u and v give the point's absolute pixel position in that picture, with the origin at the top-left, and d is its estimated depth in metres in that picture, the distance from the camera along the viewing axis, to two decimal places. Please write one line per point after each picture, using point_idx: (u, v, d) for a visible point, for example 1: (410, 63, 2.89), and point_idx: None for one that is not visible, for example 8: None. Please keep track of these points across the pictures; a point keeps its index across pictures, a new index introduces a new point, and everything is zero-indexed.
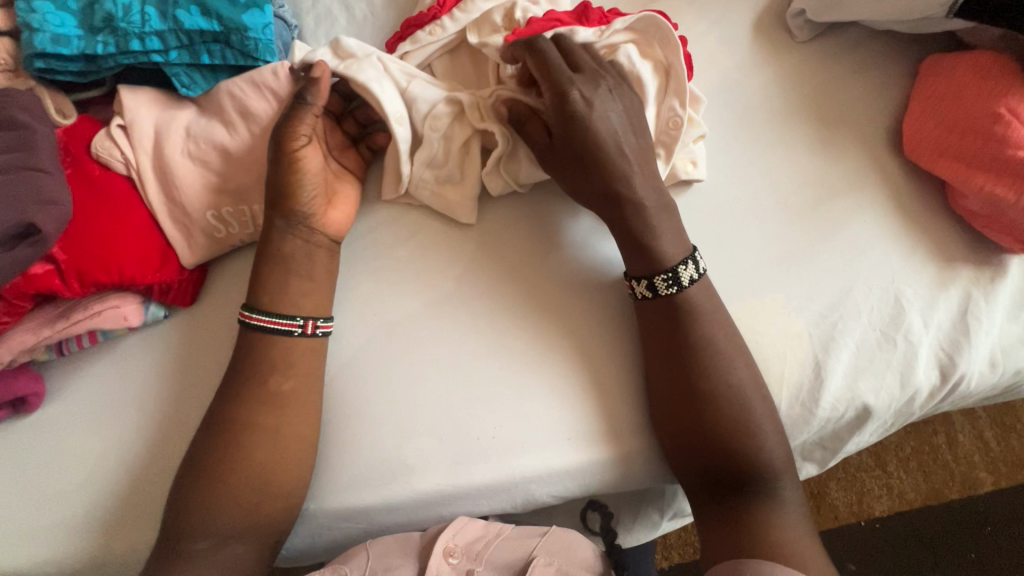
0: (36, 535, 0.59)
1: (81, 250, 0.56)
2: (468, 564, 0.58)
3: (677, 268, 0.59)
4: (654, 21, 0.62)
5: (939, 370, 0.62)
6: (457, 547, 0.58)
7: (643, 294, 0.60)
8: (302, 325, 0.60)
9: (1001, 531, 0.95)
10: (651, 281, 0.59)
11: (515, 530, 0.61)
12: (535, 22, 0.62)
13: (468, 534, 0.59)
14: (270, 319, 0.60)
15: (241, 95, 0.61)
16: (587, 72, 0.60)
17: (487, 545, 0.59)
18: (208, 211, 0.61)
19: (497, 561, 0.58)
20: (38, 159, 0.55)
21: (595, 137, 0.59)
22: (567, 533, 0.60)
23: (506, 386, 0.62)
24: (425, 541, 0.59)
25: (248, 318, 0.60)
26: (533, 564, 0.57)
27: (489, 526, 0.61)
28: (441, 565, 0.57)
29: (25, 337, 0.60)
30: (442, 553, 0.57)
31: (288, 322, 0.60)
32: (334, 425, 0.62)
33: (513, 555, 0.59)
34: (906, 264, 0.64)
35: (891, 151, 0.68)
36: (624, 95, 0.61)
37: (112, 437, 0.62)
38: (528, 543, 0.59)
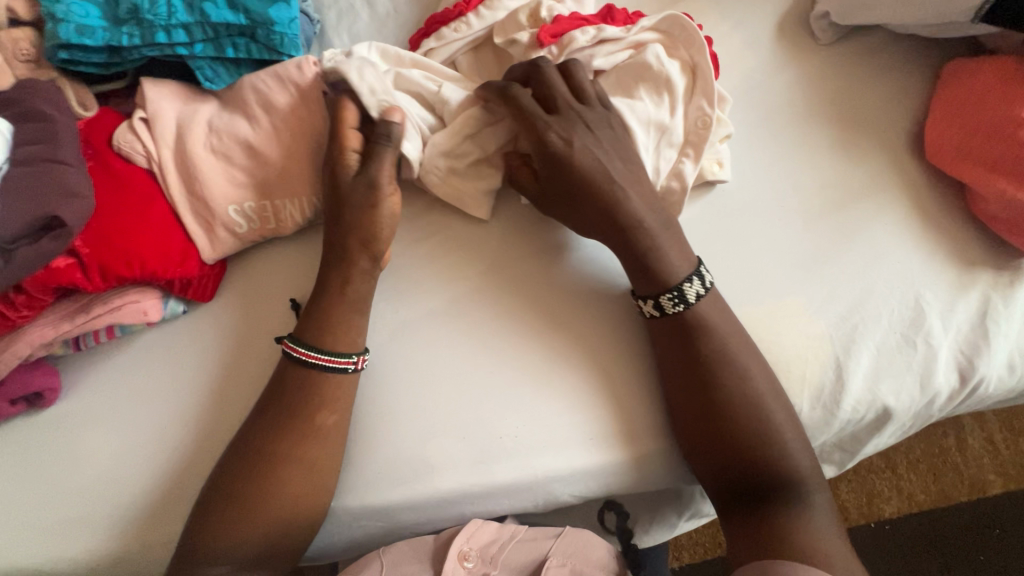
0: (53, 532, 0.59)
1: (104, 243, 0.56)
2: (483, 567, 0.58)
3: (683, 285, 0.59)
4: (678, 21, 0.62)
5: (959, 373, 0.63)
6: (472, 551, 0.58)
7: (650, 312, 0.60)
8: (356, 362, 0.59)
9: (1009, 533, 0.96)
10: (657, 300, 0.59)
11: (528, 531, 0.61)
12: (562, 21, 0.62)
13: (483, 537, 0.59)
14: (329, 358, 0.58)
15: (265, 90, 0.61)
16: (561, 108, 0.59)
17: (501, 547, 0.59)
18: (231, 206, 0.61)
19: (513, 563, 0.59)
20: (61, 151, 0.54)
21: (580, 174, 0.58)
22: (580, 535, 0.60)
23: (527, 385, 0.62)
24: (438, 544, 0.60)
25: (309, 358, 0.58)
26: (546, 565, 0.58)
27: (503, 528, 0.61)
28: (456, 570, 0.57)
29: (43, 331, 0.59)
30: (457, 557, 0.58)
31: (343, 360, 0.59)
32: (355, 424, 0.61)
33: (527, 557, 0.59)
34: (927, 267, 0.64)
35: (912, 155, 0.68)
36: (605, 129, 0.60)
37: (130, 432, 0.61)
38: (542, 544, 0.60)
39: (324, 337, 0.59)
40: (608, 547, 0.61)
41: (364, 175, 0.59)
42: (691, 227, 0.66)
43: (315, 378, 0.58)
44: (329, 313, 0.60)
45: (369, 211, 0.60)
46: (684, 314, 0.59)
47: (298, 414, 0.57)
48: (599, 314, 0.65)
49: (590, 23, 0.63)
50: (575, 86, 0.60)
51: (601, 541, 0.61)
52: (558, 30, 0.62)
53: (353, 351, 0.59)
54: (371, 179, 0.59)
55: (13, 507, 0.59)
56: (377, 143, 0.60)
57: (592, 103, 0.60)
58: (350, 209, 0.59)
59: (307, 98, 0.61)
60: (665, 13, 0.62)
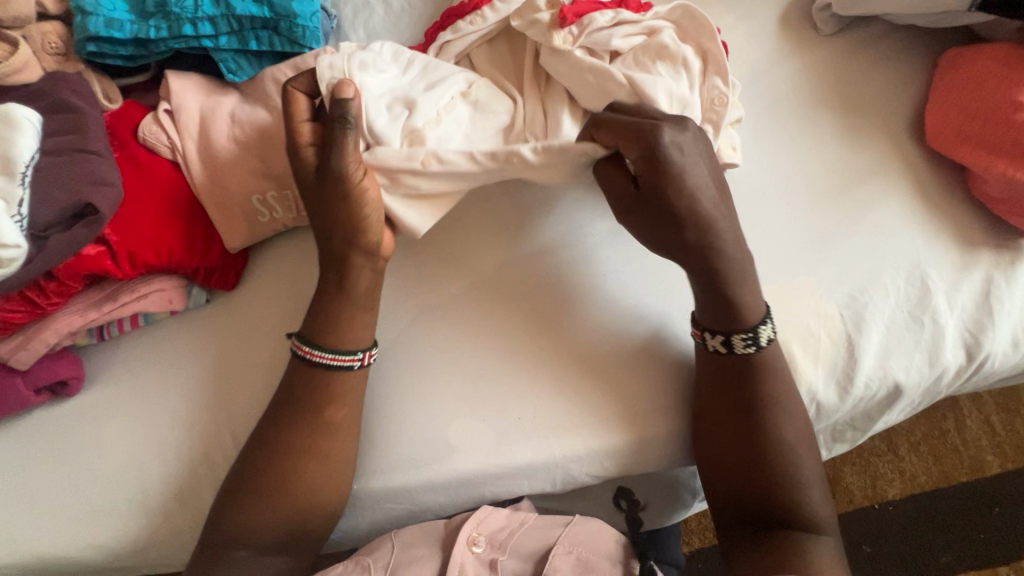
0: (79, 518, 0.59)
1: (134, 232, 0.57)
2: (492, 553, 0.57)
3: (758, 327, 0.58)
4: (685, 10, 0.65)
5: (965, 350, 0.65)
6: (481, 536, 0.57)
7: (715, 347, 0.59)
8: (362, 358, 0.59)
9: (1010, 512, 0.97)
10: (728, 338, 0.58)
11: (538, 519, 0.59)
12: (581, 2, 0.64)
13: (493, 523, 0.58)
14: (333, 356, 0.58)
15: (286, 81, 0.62)
16: (665, 118, 0.56)
17: (511, 533, 0.58)
18: (254, 194, 0.62)
19: (521, 551, 0.57)
20: (91, 142, 0.56)
21: (685, 185, 0.54)
22: (590, 523, 0.59)
23: (547, 365, 0.63)
24: (448, 530, 0.59)
25: (312, 356, 0.58)
26: (552, 552, 0.56)
27: (513, 516, 0.59)
28: (464, 554, 0.56)
29: (71, 319, 0.60)
30: (465, 542, 0.56)
31: (347, 357, 0.58)
32: (378, 408, 0.62)
33: (535, 543, 0.57)
34: (931, 247, 0.66)
35: (913, 141, 0.71)
36: (692, 140, 0.56)
37: (154, 420, 0.62)
38: (551, 532, 0.58)
39: (348, 321, 0.59)
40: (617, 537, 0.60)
41: (322, 167, 0.56)
42: None
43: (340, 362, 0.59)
44: (336, 311, 0.59)
45: (348, 206, 0.57)
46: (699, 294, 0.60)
47: (325, 406, 0.58)
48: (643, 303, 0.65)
49: (607, 7, 0.65)
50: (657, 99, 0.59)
51: (608, 529, 0.60)
52: (576, 11, 0.63)
53: (358, 348, 0.59)
54: (332, 172, 0.55)
55: (38, 494, 0.60)
56: (333, 127, 0.55)
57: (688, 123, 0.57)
58: (326, 205, 0.57)
59: None
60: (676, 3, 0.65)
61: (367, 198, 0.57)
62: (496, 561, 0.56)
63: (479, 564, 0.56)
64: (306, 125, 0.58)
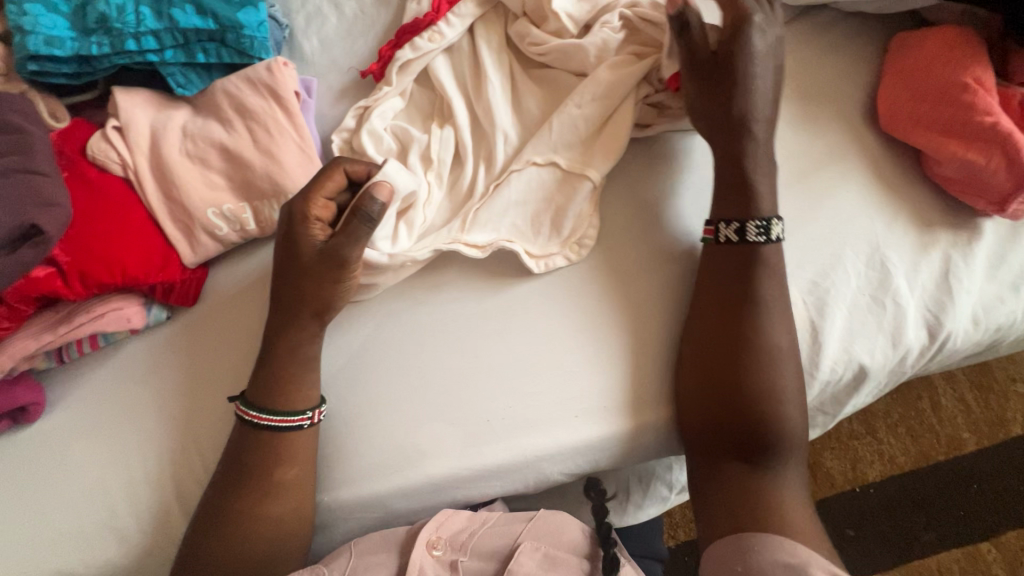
0: (45, 545, 0.58)
1: (83, 252, 0.56)
2: (452, 554, 0.57)
3: (772, 221, 0.60)
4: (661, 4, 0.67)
5: (927, 329, 0.65)
6: (441, 538, 0.57)
7: (727, 236, 0.60)
8: (311, 418, 0.58)
9: (986, 488, 0.99)
10: (742, 225, 0.60)
11: (500, 518, 0.59)
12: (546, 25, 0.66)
13: (452, 525, 0.58)
14: (281, 419, 0.57)
15: (237, 93, 0.62)
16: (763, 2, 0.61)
17: (472, 534, 0.58)
18: (210, 208, 0.61)
19: (482, 550, 0.57)
20: (35, 162, 0.55)
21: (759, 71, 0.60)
22: (554, 517, 0.59)
23: (514, 364, 0.62)
24: (408, 535, 0.58)
25: (261, 421, 0.57)
26: (518, 549, 0.56)
27: (474, 517, 0.59)
28: (424, 556, 0.56)
29: (26, 343, 0.59)
30: (424, 545, 0.56)
31: (297, 417, 0.57)
32: (344, 418, 0.62)
33: (497, 541, 0.57)
34: (890, 230, 0.67)
35: (867, 125, 0.71)
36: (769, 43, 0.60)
37: (117, 441, 0.61)
38: (514, 528, 0.58)
39: (307, 328, 0.59)
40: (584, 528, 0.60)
41: (329, 249, 0.56)
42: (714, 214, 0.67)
43: (306, 370, 0.59)
44: (280, 372, 0.58)
45: (329, 282, 0.57)
46: None
47: (288, 417, 0.57)
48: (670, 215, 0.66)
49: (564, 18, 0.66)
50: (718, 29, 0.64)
51: (576, 523, 0.60)
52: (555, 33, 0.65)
53: (308, 407, 0.58)
54: (337, 256, 0.56)
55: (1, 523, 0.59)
56: (356, 221, 0.55)
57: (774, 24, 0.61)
58: (312, 281, 0.57)
59: (279, 98, 0.62)
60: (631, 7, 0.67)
61: (352, 282, 0.58)
62: (456, 562, 0.56)
63: (440, 566, 0.56)
64: (324, 201, 0.58)
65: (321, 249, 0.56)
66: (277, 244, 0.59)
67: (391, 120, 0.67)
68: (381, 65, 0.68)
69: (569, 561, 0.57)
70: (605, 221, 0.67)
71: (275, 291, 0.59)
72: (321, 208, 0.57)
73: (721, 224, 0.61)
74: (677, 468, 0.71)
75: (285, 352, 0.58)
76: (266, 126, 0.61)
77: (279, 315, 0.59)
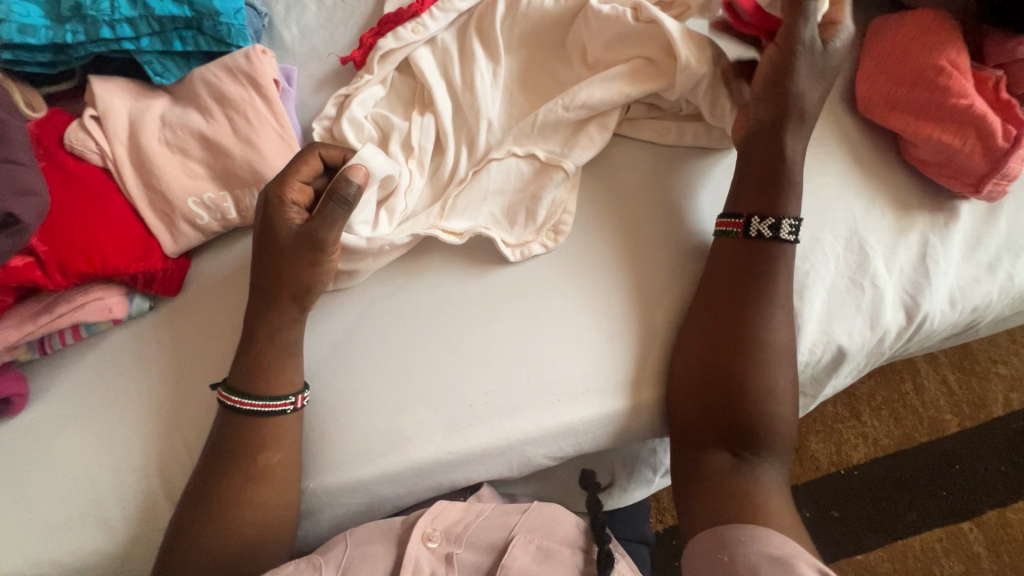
0: (31, 532, 0.59)
1: (63, 241, 0.56)
2: (447, 547, 0.57)
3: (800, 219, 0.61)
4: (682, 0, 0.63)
5: (904, 311, 0.66)
6: (436, 531, 0.57)
7: (760, 231, 0.60)
8: (294, 402, 0.58)
9: (969, 468, 1.00)
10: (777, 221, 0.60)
11: (494, 510, 0.59)
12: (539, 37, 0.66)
13: (448, 516, 0.58)
14: (263, 403, 0.57)
15: (216, 81, 0.62)
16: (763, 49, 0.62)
17: (467, 526, 0.58)
18: (191, 197, 0.60)
19: (477, 543, 0.57)
20: (11, 150, 0.54)
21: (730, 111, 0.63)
22: (549, 510, 0.59)
23: (498, 350, 0.62)
24: (405, 527, 0.58)
25: (242, 405, 0.57)
26: (512, 543, 0.56)
27: (470, 508, 0.59)
28: (419, 550, 0.55)
29: (7, 334, 0.59)
30: (420, 538, 0.56)
31: (279, 402, 0.58)
32: (328, 404, 0.62)
33: (494, 535, 0.57)
34: (868, 212, 0.68)
35: (846, 109, 0.72)
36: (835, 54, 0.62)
37: (102, 431, 0.61)
38: (509, 520, 0.58)
39: (285, 312, 0.59)
40: (578, 521, 0.61)
41: (305, 231, 0.57)
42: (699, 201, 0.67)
43: (288, 356, 0.59)
44: (261, 359, 0.58)
45: (306, 265, 0.58)
46: None
47: (271, 405, 0.58)
48: (682, 199, 0.67)
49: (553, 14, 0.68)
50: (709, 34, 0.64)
51: (568, 516, 0.60)
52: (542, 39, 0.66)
53: (289, 392, 0.58)
54: (313, 239, 0.56)
55: None
56: (330, 202, 0.56)
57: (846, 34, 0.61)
58: (288, 265, 0.57)
59: (258, 87, 0.62)
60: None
61: (330, 264, 0.59)
62: (451, 554, 0.56)
63: (435, 559, 0.56)
64: (300, 185, 0.58)
65: (297, 231, 0.57)
66: (254, 231, 0.59)
67: (372, 109, 0.67)
68: (363, 54, 0.68)
69: (562, 554, 0.57)
70: (587, 207, 0.68)
71: (254, 277, 0.60)
72: (296, 192, 0.58)
73: (754, 218, 0.60)
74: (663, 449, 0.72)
75: (266, 338, 0.59)
76: (247, 116, 0.61)
77: (259, 303, 0.59)
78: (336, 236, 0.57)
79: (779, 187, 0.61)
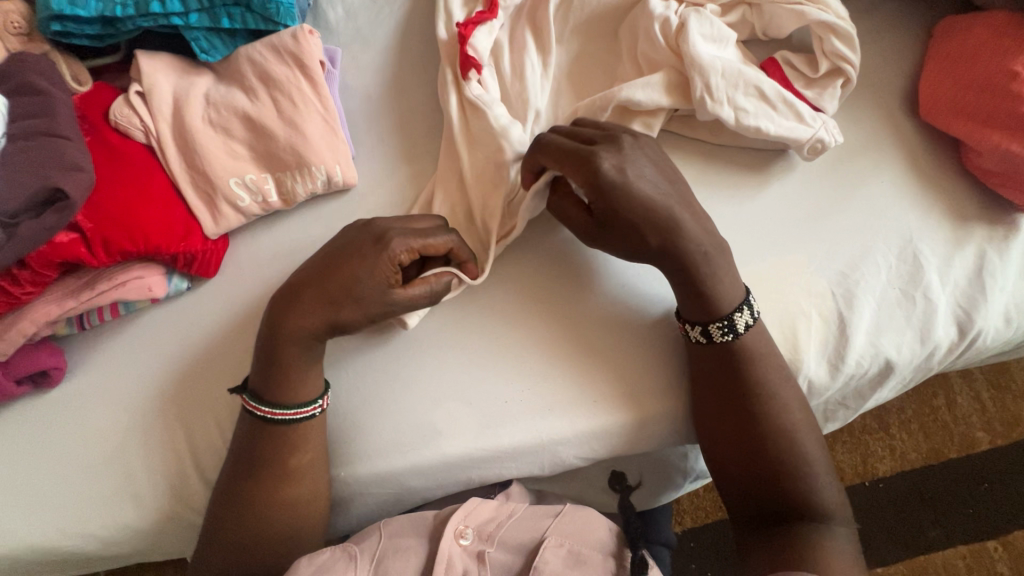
0: (64, 506, 0.59)
1: (106, 218, 0.56)
2: (480, 545, 0.56)
3: (734, 314, 0.58)
4: (720, 27, 0.64)
5: (957, 326, 0.64)
6: (469, 528, 0.56)
7: (697, 339, 0.59)
8: (322, 405, 0.57)
9: (999, 487, 0.98)
10: (706, 327, 0.58)
11: (527, 510, 0.59)
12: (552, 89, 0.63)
13: (480, 516, 0.57)
14: (296, 411, 0.56)
15: (261, 61, 0.61)
16: (601, 140, 0.58)
17: (499, 525, 0.57)
18: (233, 178, 0.60)
19: (509, 542, 0.56)
20: (59, 126, 0.55)
21: (636, 201, 0.56)
22: (580, 513, 0.58)
23: (531, 349, 0.61)
24: (437, 521, 0.58)
25: (273, 415, 0.56)
26: (544, 545, 0.55)
27: (501, 507, 0.59)
28: (452, 546, 0.55)
29: (49, 308, 0.59)
30: (453, 535, 0.56)
31: (305, 408, 0.57)
32: (359, 396, 0.61)
33: (525, 535, 0.56)
34: (923, 222, 0.65)
35: (907, 114, 0.69)
36: (647, 153, 0.59)
37: (136, 408, 0.61)
38: (540, 524, 0.57)
39: (304, 330, 0.56)
40: (609, 525, 0.60)
41: (391, 302, 0.57)
42: (739, 208, 0.66)
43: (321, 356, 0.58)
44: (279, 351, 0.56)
45: (362, 318, 0.57)
46: (704, 280, 0.57)
47: (307, 394, 0.57)
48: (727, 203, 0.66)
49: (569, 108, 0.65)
50: (716, 97, 0.61)
51: (601, 518, 0.59)
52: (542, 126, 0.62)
53: (317, 395, 0.57)
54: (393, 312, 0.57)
55: (21, 484, 0.59)
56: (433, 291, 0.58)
57: (614, 153, 0.57)
58: (349, 314, 0.56)
59: (304, 67, 0.61)
60: (685, 10, 0.64)
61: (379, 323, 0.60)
62: (484, 553, 0.55)
63: (467, 556, 0.55)
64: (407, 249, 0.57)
65: (383, 296, 0.56)
66: (330, 254, 0.57)
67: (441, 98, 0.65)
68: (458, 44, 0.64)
69: (593, 559, 0.56)
70: None
71: (290, 292, 0.57)
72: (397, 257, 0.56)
73: (690, 327, 0.59)
74: (697, 455, 0.69)
75: (294, 348, 0.56)
76: (292, 97, 0.61)
77: (280, 302, 0.57)
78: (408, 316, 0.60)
79: (717, 282, 0.57)
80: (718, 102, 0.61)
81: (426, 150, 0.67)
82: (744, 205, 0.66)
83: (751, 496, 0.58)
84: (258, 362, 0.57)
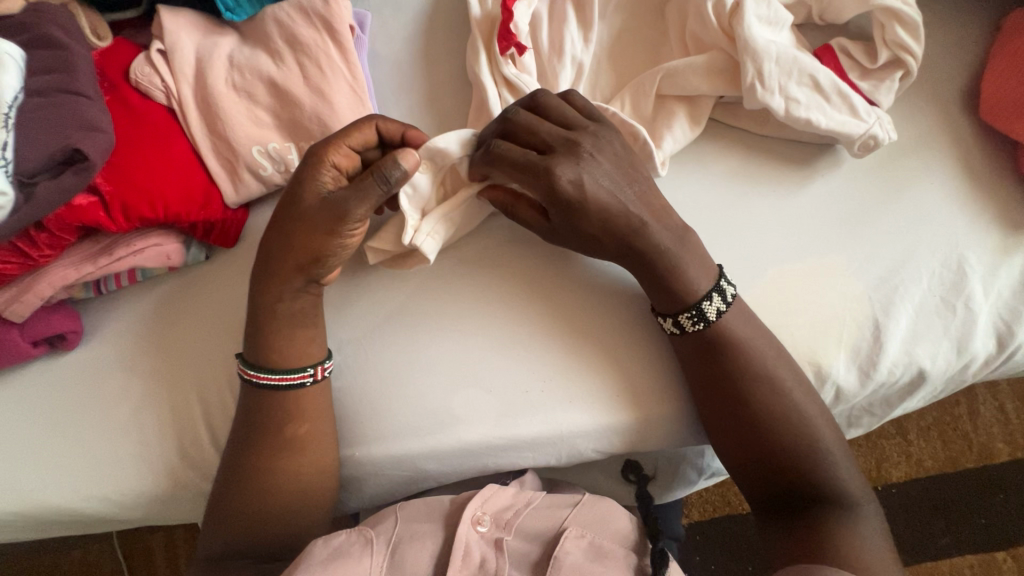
0: (78, 470, 0.59)
1: (125, 181, 0.54)
2: (497, 532, 0.56)
3: (703, 303, 0.55)
4: (776, 8, 0.60)
5: (996, 339, 0.61)
6: (486, 515, 0.56)
7: (670, 330, 0.57)
8: (315, 373, 0.57)
9: (1013, 499, 0.97)
10: (677, 319, 0.56)
11: (544, 499, 0.58)
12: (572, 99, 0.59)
13: (497, 502, 0.57)
14: (280, 376, 0.56)
15: (289, 23, 0.58)
16: (562, 147, 0.54)
17: (516, 513, 0.57)
18: (255, 146, 0.57)
19: (527, 530, 0.56)
20: (78, 83, 0.53)
21: (596, 216, 0.54)
22: (600, 505, 0.58)
23: (550, 341, 0.60)
24: (453, 507, 0.58)
25: (258, 378, 0.56)
26: (564, 534, 0.55)
27: (519, 495, 0.58)
28: (469, 534, 0.54)
29: (66, 273, 0.58)
30: (470, 521, 0.55)
31: (299, 374, 0.56)
32: (375, 376, 0.60)
33: (543, 524, 0.56)
34: (971, 228, 0.62)
35: (965, 113, 0.66)
36: (607, 151, 0.56)
37: (152, 376, 0.60)
38: (558, 513, 0.57)
39: (288, 281, 0.54)
40: (629, 515, 0.59)
41: (331, 199, 0.52)
42: (779, 203, 0.63)
43: (301, 326, 0.57)
44: (270, 328, 0.56)
45: (320, 234, 0.53)
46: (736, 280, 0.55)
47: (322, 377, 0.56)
48: (767, 197, 0.63)
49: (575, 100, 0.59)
50: (767, 84, 0.58)
51: (620, 510, 0.59)
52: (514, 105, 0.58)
53: (310, 363, 0.57)
54: (339, 209, 0.52)
55: (36, 446, 0.59)
56: (371, 180, 0.52)
57: (575, 168, 0.54)
58: (304, 230, 0.53)
59: (333, 32, 0.58)
60: None
61: (347, 241, 0.54)
62: (501, 541, 0.55)
63: (485, 543, 0.55)
64: (348, 151, 0.55)
65: (323, 196, 0.53)
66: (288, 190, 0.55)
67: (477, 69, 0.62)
68: (499, 21, 0.61)
69: (614, 551, 0.55)
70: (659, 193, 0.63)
71: (267, 238, 0.56)
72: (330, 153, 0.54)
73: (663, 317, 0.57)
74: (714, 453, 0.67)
75: (276, 311, 0.55)
76: (319, 63, 0.58)
77: (262, 268, 0.55)
78: (358, 218, 0.53)
79: None
80: (769, 90, 0.58)
81: (456, 125, 0.64)
82: (784, 201, 0.63)
83: (774, 500, 0.56)
84: (248, 329, 0.57)
